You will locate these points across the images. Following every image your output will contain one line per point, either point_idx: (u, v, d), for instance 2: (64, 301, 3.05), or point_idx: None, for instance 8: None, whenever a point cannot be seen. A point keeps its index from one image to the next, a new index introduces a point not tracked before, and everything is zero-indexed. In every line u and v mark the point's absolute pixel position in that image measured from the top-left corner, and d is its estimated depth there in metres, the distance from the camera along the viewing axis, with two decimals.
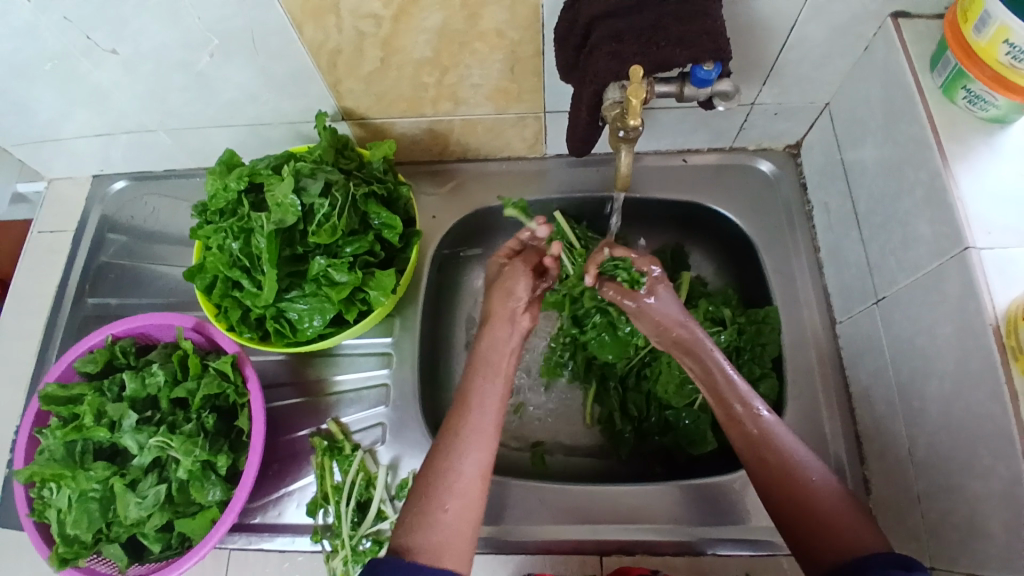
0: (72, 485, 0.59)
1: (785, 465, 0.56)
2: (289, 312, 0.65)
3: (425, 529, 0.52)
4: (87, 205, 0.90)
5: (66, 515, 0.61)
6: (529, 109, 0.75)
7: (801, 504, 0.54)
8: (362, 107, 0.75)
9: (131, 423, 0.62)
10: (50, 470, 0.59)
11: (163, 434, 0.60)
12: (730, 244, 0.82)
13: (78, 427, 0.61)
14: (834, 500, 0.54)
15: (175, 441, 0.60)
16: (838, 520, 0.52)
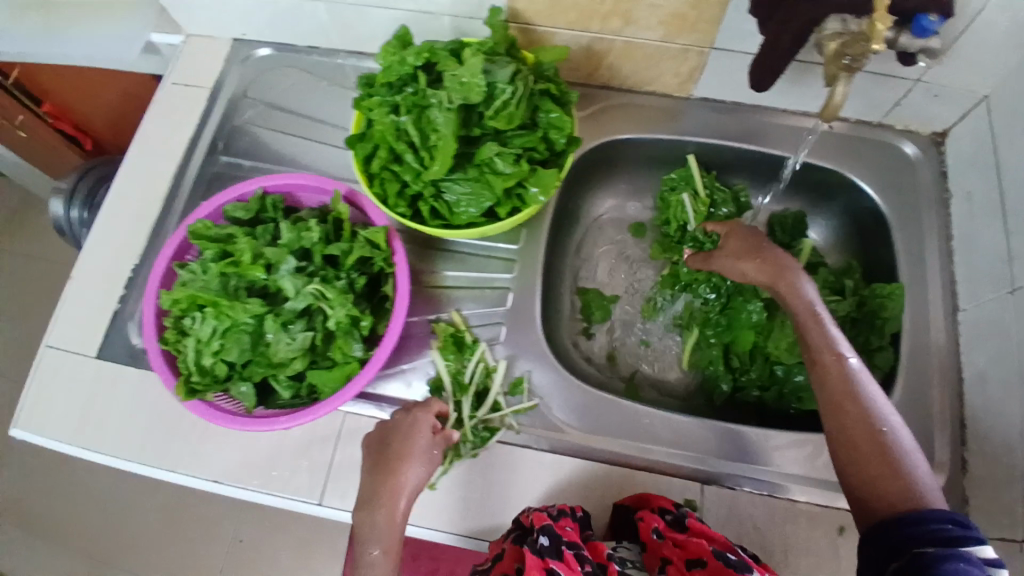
0: (228, 315, 0.62)
1: (863, 414, 0.56)
2: (449, 195, 0.66)
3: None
4: (226, 65, 0.88)
5: (212, 344, 0.63)
6: (697, 42, 0.75)
7: (858, 450, 0.55)
8: (532, 11, 0.75)
9: (289, 269, 0.64)
10: (208, 296, 0.62)
11: (321, 283, 0.63)
12: (859, 217, 0.84)
13: (236, 263, 0.64)
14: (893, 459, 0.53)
15: (331, 293, 0.63)
16: (888, 477, 0.53)
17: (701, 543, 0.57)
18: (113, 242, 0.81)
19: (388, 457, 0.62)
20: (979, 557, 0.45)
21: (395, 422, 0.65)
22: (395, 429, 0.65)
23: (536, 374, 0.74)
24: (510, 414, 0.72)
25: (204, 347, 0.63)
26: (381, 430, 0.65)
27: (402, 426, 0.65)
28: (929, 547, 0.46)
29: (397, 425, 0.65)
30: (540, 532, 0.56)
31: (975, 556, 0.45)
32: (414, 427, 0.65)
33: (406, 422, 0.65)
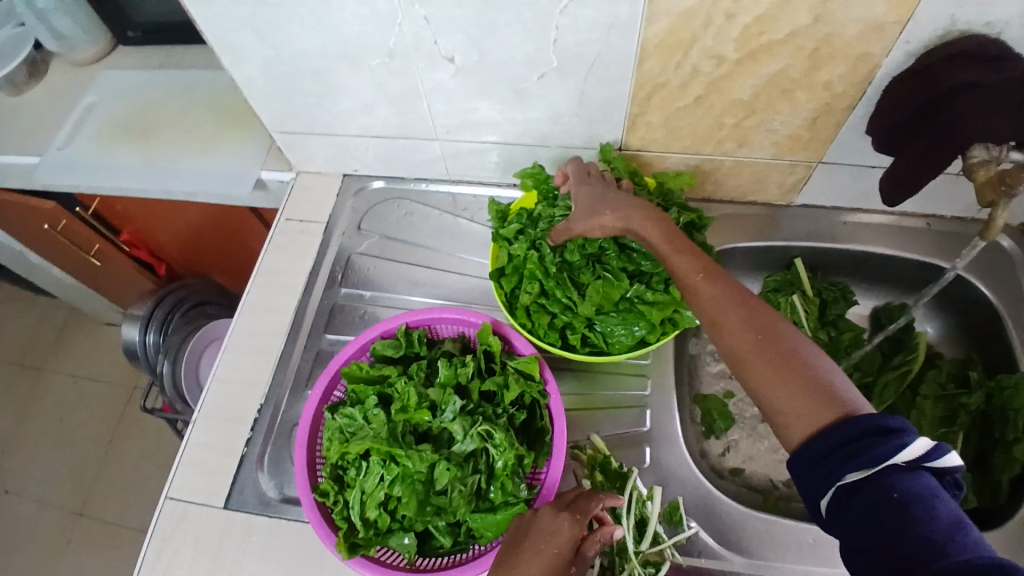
0: (402, 465, 0.60)
1: (748, 325, 0.56)
2: (602, 324, 0.67)
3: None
4: (340, 198, 0.93)
5: (381, 495, 0.61)
6: (806, 158, 0.79)
7: (770, 379, 0.53)
8: (649, 139, 0.80)
9: (456, 409, 0.64)
10: (382, 446, 0.60)
11: (488, 423, 0.62)
12: (971, 310, 0.85)
13: (405, 408, 0.64)
14: (763, 357, 0.54)
15: (502, 432, 0.62)
16: (806, 399, 0.51)
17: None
18: (236, 376, 0.81)
19: (513, 560, 0.55)
20: (904, 464, 0.45)
21: (532, 519, 0.58)
22: (534, 531, 0.57)
23: (687, 498, 0.71)
24: (670, 546, 0.68)
25: (372, 497, 0.61)
26: (516, 527, 0.59)
27: (535, 527, 0.57)
28: (856, 475, 0.46)
29: (529, 524, 0.58)
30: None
31: (900, 466, 0.45)
32: (547, 525, 0.57)
33: (533, 519, 0.59)
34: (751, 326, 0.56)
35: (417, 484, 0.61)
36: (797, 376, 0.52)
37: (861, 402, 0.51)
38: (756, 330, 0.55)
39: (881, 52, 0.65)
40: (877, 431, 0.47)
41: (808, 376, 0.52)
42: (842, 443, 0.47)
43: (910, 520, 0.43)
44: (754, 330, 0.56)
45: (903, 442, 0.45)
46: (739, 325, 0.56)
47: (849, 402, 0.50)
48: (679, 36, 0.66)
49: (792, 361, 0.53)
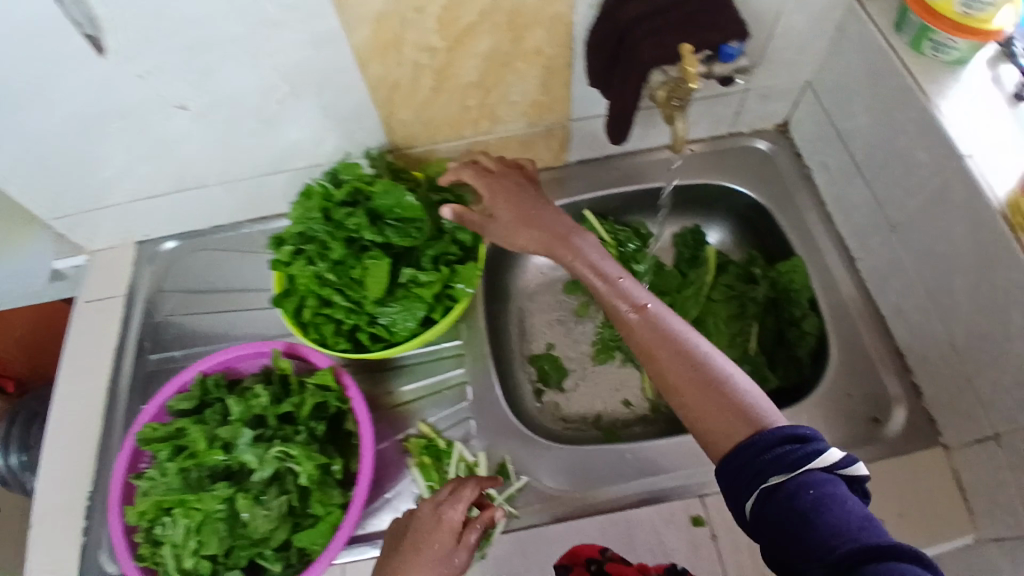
0: (199, 508, 0.63)
1: (661, 359, 0.60)
2: (383, 317, 0.70)
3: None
4: (137, 266, 0.94)
5: (191, 542, 0.63)
6: (557, 119, 0.85)
7: (698, 413, 0.56)
8: (410, 135, 0.83)
9: (248, 440, 0.66)
10: (172, 497, 0.64)
11: (282, 445, 0.65)
12: (745, 214, 0.92)
13: (194, 455, 0.66)
14: (708, 388, 0.57)
15: (295, 449, 0.64)
16: (722, 426, 0.55)
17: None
18: (65, 469, 0.80)
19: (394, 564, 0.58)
20: (828, 467, 0.49)
21: (418, 519, 0.61)
22: (420, 527, 0.60)
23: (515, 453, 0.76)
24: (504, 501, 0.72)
25: (186, 546, 0.63)
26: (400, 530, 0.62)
27: (419, 524, 0.61)
28: (784, 477, 0.49)
29: (416, 522, 0.61)
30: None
31: (820, 469, 0.49)
32: (435, 523, 0.60)
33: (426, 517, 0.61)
34: (690, 355, 0.60)
35: (225, 519, 0.64)
36: (716, 399, 0.56)
37: (775, 414, 0.55)
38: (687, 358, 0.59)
39: (568, 10, 0.69)
40: (793, 440, 0.51)
41: (724, 399, 0.56)
42: (788, 440, 0.51)
43: (812, 524, 0.46)
44: (666, 363, 0.60)
45: (823, 451, 0.50)
46: (674, 358, 0.60)
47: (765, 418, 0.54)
48: (384, 36, 0.69)
49: (711, 388, 0.57)
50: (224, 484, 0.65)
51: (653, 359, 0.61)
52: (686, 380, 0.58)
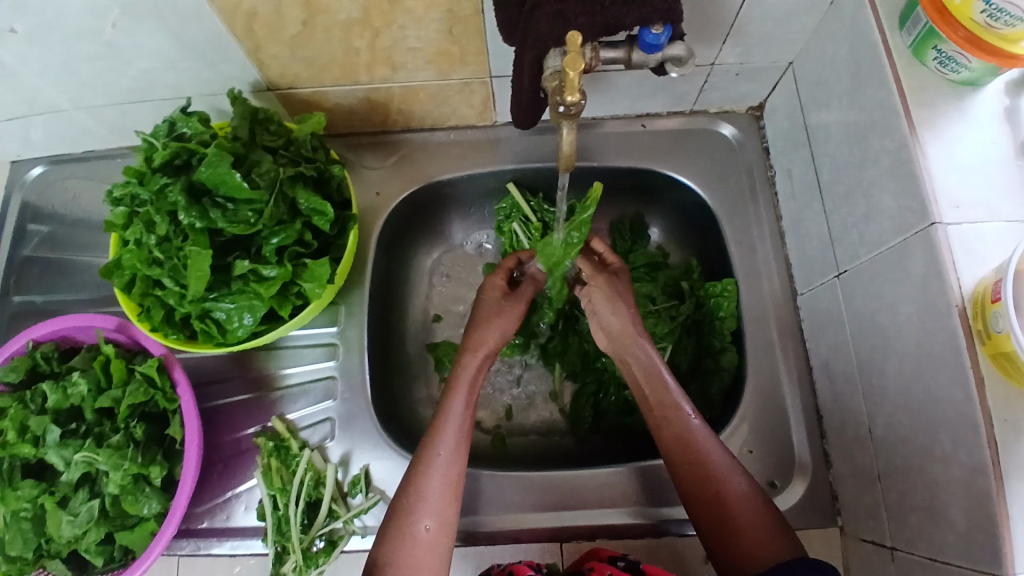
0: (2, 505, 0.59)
1: (707, 469, 0.56)
2: (215, 312, 0.59)
3: (402, 548, 0.52)
4: (7, 191, 0.84)
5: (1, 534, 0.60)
6: (475, 73, 0.69)
7: (720, 518, 0.54)
8: (290, 74, 0.68)
9: (56, 438, 0.60)
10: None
11: (86, 450, 0.58)
12: (690, 212, 0.79)
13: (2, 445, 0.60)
14: (756, 499, 0.55)
15: (100, 456, 0.58)
16: (758, 538, 0.52)
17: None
18: None
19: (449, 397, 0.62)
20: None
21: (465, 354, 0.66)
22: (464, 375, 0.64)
23: (374, 465, 0.69)
24: (350, 519, 0.67)
25: None
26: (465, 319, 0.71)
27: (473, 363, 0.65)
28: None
29: (463, 347, 0.67)
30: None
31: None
32: (476, 378, 0.64)
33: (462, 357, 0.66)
34: (736, 467, 0.57)
35: (33, 517, 0.60)
36: (757, 509, 0.54)
37: (773, 518, 0.54)
38: (728, 464, 0.57)
39: None
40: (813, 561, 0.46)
41: (766, 508, 0.54)
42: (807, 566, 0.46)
43: None
44: (725, 479, 0.56)
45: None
46: (728, 466, 0.56)
47: (770, 534, 0.52)
48: None
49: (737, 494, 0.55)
50: (33, 481, 0.60)
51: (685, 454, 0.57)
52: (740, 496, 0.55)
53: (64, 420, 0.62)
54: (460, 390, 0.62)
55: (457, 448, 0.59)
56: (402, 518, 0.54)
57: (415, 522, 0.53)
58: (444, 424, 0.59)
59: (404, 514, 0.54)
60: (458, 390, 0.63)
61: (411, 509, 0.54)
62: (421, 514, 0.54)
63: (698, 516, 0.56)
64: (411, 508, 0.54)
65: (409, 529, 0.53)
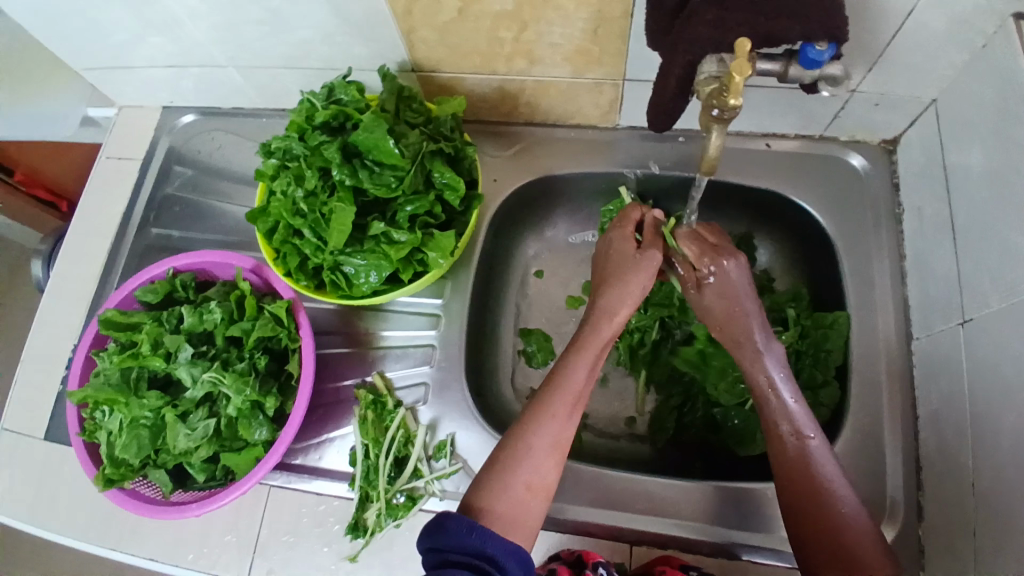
0: (125, 410, 0.67)
1: (818, 490, 0.54)
2: (345, 266, 0.64)
3: (504, 495, 0.54)
4: (156, 134, 0.94)
5: (116, 438, 0.67)
6: (607, 75, 0.71)
7: (824, 541, 0.52)
8: (434, 58, 0.72)
9: (187, 356, 0.66)
10: (104, 394, 0.66)
11: (216, 371, 0.65)
12: (806, 236, 0.78)
13: (134, 355, 0.67)
14: (866, 528, 0.52)
15: (227, 378, 0.65)
16: (864, 564, 0.50)
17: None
18: (58, 321, 0.87)
19: (576, 357, 0.61)
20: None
21: (598, 318, 0.64)
22: (593, 337, 0.63)
23: (460, 434, 0.72)
24: (432, 481, 0.70)
25: (112, 440, 0.67)
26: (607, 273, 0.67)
27: (603, 330, 0.63)
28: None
29: (592, 308, 0.65)
30: (597, 565, 0.59)
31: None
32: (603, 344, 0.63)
33: (595, 319, 0.64)
34: (852, 492, 0.54)
35: (152, 426, 0.67)
36: (868, 539, 0.51)
37: (885, 547, 0.51)
38: (843, 489, 0.54)
39: None
40: None
41: (877, 540, 0.51)
42: None
43: None
44: (837, 503, 0.54)
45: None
46: (843, 490, 0.54)
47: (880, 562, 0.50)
48: None
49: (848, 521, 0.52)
50: (157, 393, 0.67)
51: (794, 477, 0.56)
52: (848, 525, 0.52)
53: (196, 342, 0.69)
54: (587, 352, 0.62)
55: (571, 412, 0.59)
56: (508, 465, 0.56)
57: (520, 473, 0.55)
58: (565, 386, 0.59)
59: (509, 464, 0.56)
60: (583, 353, 0.62)
61: (517, 460, 0.56)
62: (527, 468, 0.56)
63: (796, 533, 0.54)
64: (517, 461, 0.56)
65: (513, 480, 0.55)
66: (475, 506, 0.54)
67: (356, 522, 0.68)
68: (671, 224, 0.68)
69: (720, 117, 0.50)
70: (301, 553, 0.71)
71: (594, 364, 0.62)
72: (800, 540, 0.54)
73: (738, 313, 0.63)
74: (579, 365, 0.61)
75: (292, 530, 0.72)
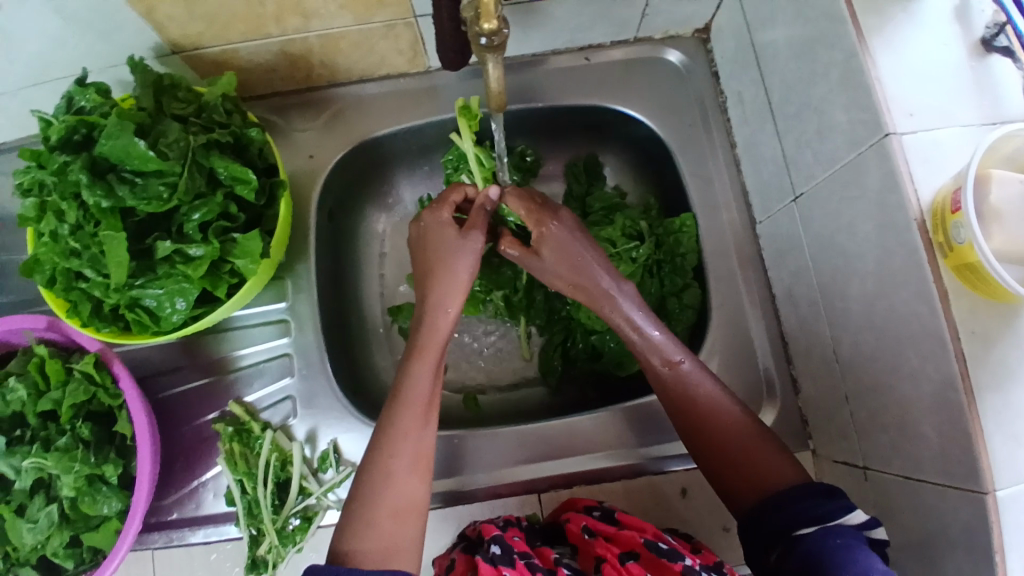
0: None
1: (704, 412, 0.55)
2: (144, 301, 0.56)
3: (368, 534, 0.50)
4: None
5: None
6: (397, 15, 0.63)
7: (728, 463, 0.54)
8: (192, 35, 0.61)
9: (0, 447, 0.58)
10: None
11: (33, 456, 0.56)
12: (644, 147, 0.75)
13: None
14: (752, 428, 0.55)
15: (49, 460, 0.57)
16: (764, 469, 0.52)
17: (631, 534, 0.55)
18: None
19: (416, 362, 0.57)
20: (856, 526, 0.46)
21: (431, 314, 0.59)
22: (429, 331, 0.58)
23: (342, 438, 0.67)
24: (324, 494, 0.66)
25: None
26: (424, 265, 0.61)
27: (438, 325, 0.58)
28: (811, 526, 0.46)
29: (424, 302, 0.60)
30: (491, 543, 0.55)
31: (849, 525, 0.46)
32: (443, 341, 0.58)
33: (429, 314, 0.59)
34: (729, 398, 0.56)
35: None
36: (763, 445, 0.53)
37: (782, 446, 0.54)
38: (726, 404, 0.56)
39: None
40: (821, 494, 0.48)
41: (772, 443, 0.54)
42: (821, 495, 0.48)
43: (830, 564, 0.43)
44: (720, 415, 0.55)
45: (852, 507, 0.47)
46: (722, 399, 0.56)
47: (780, 464, 0.52)
48: None
49: (749, 439, 0.54)
50: None
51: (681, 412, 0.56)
52: (735, 425, 0.55)
53: (9, 427, 0.60)
54: (427, 353, 0.57)
55: (422, 422, 0.55)
56: (365, 501, 0.51)
57: (383, 504, 0.51)
58: (410, 397, 0.55)
59: (369, 497, 0.51)
60: (422, 351, 0.57)
61: (376, 490, 0.52)
62: (389, 496, 0.51)
63: (703, 455, 0.56)
64: (374, 492, 0.51)
65: (375, 515, 0.50)
66: (342, 553, 0.49)
67: (254, 559, 0.63)
68: (492, 187, 0.64)
69: (491, 45, 0.44)
70: None
71: (438, 363, 0.58)
72: (704, 465, 0.56)
73: (580, 262, 0.61)
74: (423, 370, 0.56)
75: None
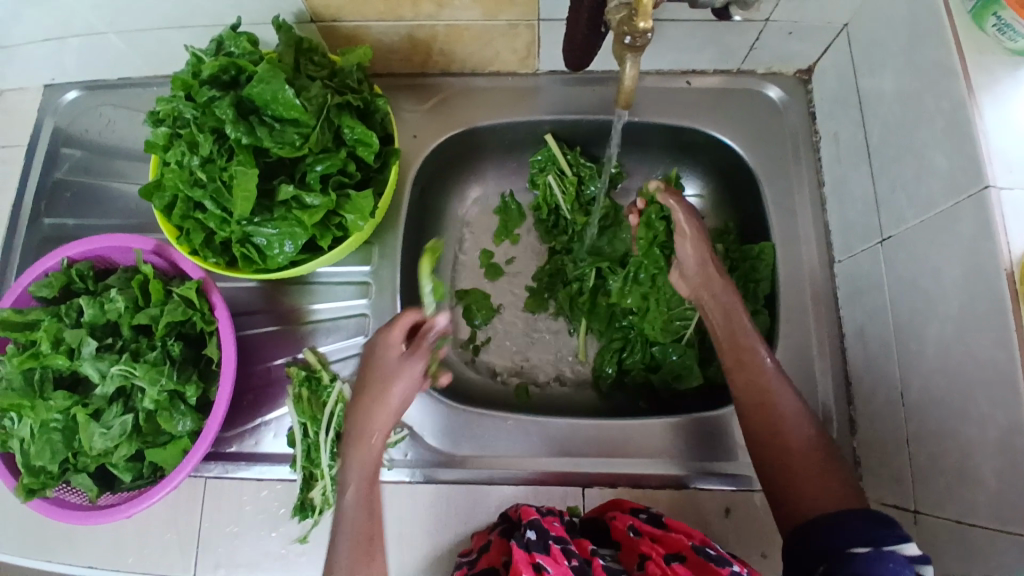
0: (32, 415, 0.60)
1: (779, 419, 0.57)
2: (256, 238, 0.60)
3: None
4: (39, 116, 0.84)
5: (29, 445, 0.61)
6: (522, 15, 0.68)
7: (788, 476, 0.55)
8: (332, 7, 0.66)
9: (91, 351, 0.61)
10: (7, 399, 0.60)
11: (125, 363, 0.60)
12: (730, 174, 0.78)
13: (35, 355, 0.61)
14: (820, 449, 0.56)
15: (138, 370, 0.60)
16: (822, 490, 0.53)
17: (680, 538, 0.56)
18: None
19: (373, 421, 0.59)
20: (908, 556, 0.45)
21: (383, 379, 0.60)
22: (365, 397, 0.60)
23: None
24: (381, 451, 0.69)
25: (25, 448, 0.62)
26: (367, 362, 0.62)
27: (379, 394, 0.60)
28: (864, 547, 0.46)
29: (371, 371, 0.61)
30: (527, 527, 0.56)
31: (902, 554, 0.45)
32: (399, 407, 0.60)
33: (379, 380, 0.60)
34: (805, 415, 0.58)
35: (63, 429, 0.62)
36: (830, 468, 0.55)
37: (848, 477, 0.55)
38: (800, 420, 0.57)
39: None
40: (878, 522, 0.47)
41: (842, 469, 0.55)
42: (870, 521, 0.48)
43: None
44: (791, 427, 0.57)
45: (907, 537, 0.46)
46: (796, 412, 0.58)
47: (842, 489, 0.53)
48: None
49: (814, 456, 0.55)
50: (65, 394, 0.61)
51: (756, 412, 0.58)
52: (804, 441, 0.56)
53: (100, 334, 0.63)
54: (385, 414, 0.60)
55: (370, 489, 0.57)
56: None
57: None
58: (370, 459, 0.58)
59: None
60: (366, 415, 0.59)
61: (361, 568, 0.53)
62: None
63: (762, 464, 0.57)
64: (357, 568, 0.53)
65: None
66: None
67: (304, 502, 0.66)
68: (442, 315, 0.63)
69: (633, 44, 0.48)
70: (248, 542, 0.68)
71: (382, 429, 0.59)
72: (764, 472, 0.57)
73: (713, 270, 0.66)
74: (379, 427, 0.59)
75: (234, 522, 0.68)
